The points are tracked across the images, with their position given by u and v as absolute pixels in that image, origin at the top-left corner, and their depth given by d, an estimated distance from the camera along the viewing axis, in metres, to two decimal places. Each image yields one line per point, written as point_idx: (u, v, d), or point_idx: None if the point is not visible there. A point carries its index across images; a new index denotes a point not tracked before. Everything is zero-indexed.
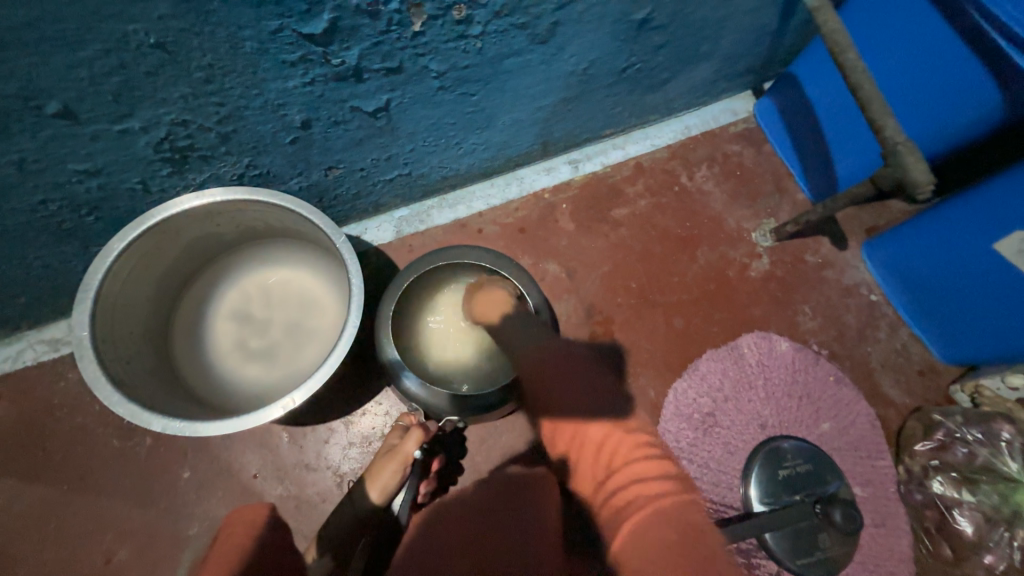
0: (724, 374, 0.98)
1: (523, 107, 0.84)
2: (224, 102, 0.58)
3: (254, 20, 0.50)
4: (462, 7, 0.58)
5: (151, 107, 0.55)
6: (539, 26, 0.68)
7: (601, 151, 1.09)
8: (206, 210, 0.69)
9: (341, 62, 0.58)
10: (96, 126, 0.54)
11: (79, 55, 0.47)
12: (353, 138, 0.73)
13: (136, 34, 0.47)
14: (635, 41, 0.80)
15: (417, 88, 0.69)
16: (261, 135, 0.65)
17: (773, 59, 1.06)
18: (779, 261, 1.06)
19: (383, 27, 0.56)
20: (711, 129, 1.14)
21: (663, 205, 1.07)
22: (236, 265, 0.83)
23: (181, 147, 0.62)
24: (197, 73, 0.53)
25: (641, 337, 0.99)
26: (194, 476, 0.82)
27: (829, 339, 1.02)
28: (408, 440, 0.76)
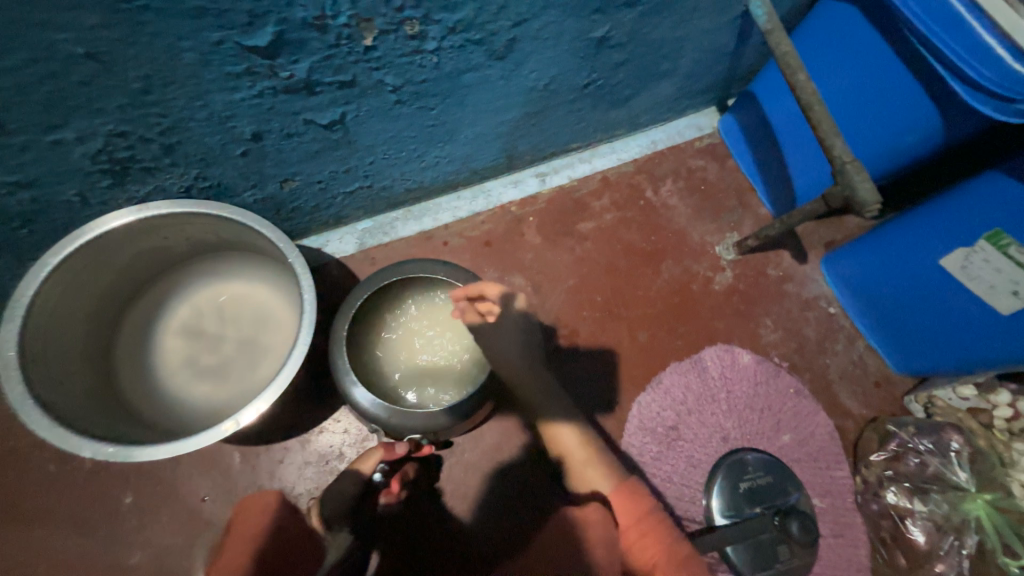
0: (688, 388, 0.98)
1: (486, 121, 0.84)
2: (166, 113, 0.56)
3: (193, 31, 0.48)
4: (415, 23, 0.59)
5: (85, 116, 0.53)
6: (496, 43, 0.68)
7: (568, 165, 1.10)
8: (150, 225, 0.66)
9: (290, 74, 0.58)
10: (27, 136, 0.52)
11: (3, 64, 0.45)
12: (308, 151, 0.72)
13: (65, 43, 0.45)
14: (594, 59, 0.82)
15: (374, 102, 0.68)
16: (209, 147, 0.63)
17: (733, 79, 1.09)
18: (742, 275, 1.08)
19: (333, 41, 0.56)
20: (676, 144, 1.16)
21: (629, 219, 1.09)
22: (189, 279, 0.80)
23: (120, 158, 0.60)
24: (134, 84, 0.52)
25: (607, 350, 0.99)
26: (137, 501, 0.78)
27: (790, 351, 1.04)
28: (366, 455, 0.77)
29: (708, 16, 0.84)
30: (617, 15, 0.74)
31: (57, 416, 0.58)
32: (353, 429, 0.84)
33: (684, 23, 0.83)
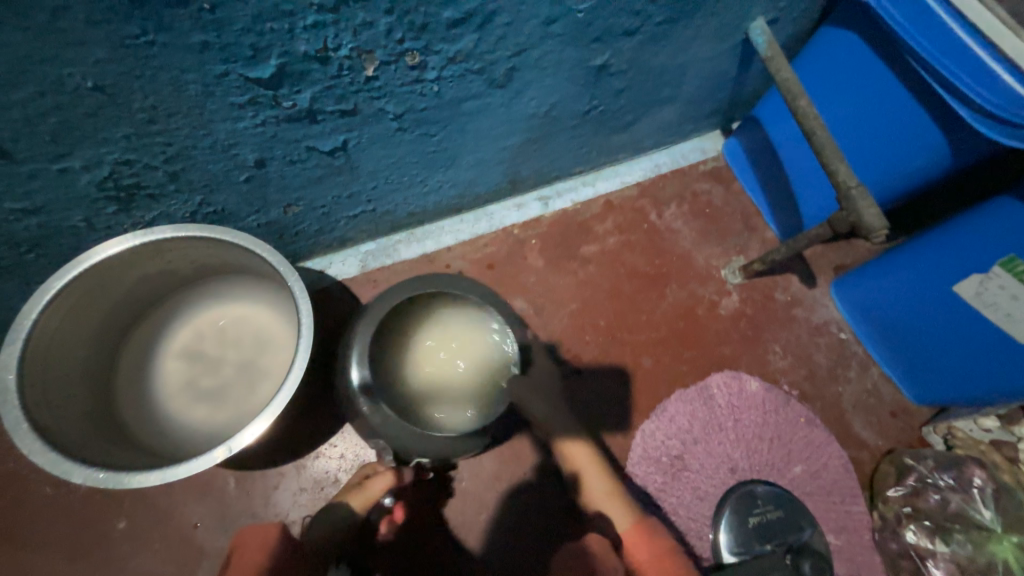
0: (694, 415, 0.95)
1: (488, 146, 0.85)
2: (171, 142, 0.58)
3: (198, 64, 0.50)
4: (416, 54, 0.60)
5: (92, 145, 0.54)
6: (496, 71, 0.69)
7: (571, 189, 1.10)
8: (153, 249, 0.67)
9: (292, 104, 0.59)
10: (35, 165, 0.53)
11: (12, 98, 0.46)
12: (311, 177, 0.73)
13: (73, 77, 0.47)
14: (594, 86, 0.83)
15: (375, 129, 0.69)
16: (213, 174, 0.65)
17: (736, 104, 1.10)
18: (748, 299, 1.06)
19: (335, 71, 0.57)
20: (680, 168, 1.16)
21: (632, 242, 1.08)
22: (192, 302, 0.81)
23: (126, 185, 0.61)
24: (139, 114, 0.53)
25: (610, 376, 0.97)
26: (130, 528, 0.77)
27: (800, 378, 1.01)
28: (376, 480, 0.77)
29: (707, 43, 0.84)
30: (615, 43, 0.75)
31: (50, 441, 0.58)
32: (349, 455, 0.83)
33: (683, 50, 0.83)
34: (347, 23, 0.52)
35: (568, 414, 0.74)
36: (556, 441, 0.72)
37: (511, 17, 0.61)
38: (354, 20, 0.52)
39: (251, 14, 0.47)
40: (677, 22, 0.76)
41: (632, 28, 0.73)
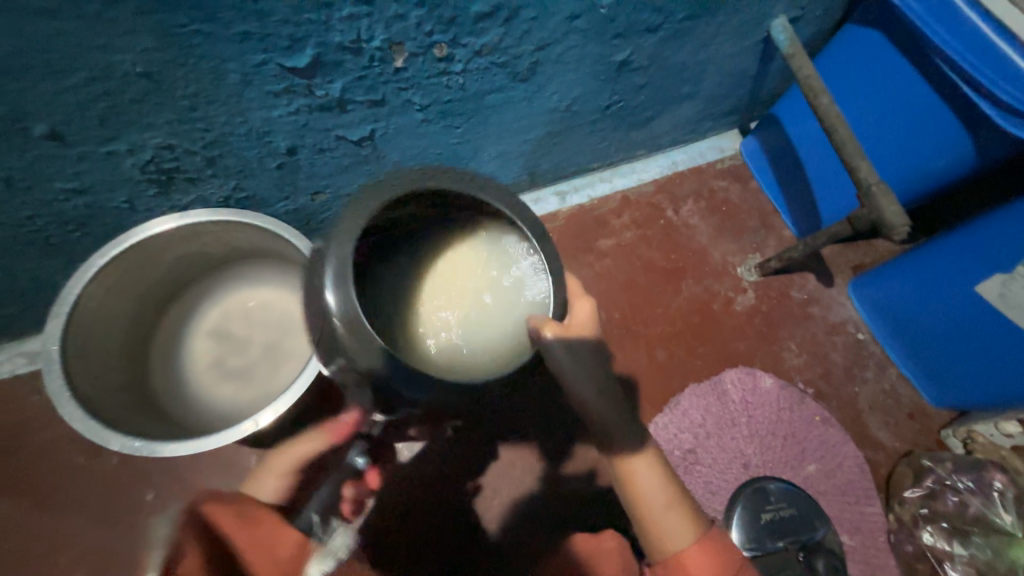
0: (707, 410, 0.96)
1: (509, 139, 0.87)
2: (209, 128, 0.60)
3: (238, 54, 0.53)
4: (443, 46, 0.62)
5: (138, 130, 0.57)
6: (519, 65, 0.71)
7: (588, 184, 1.11)
8: (189, 231, 0.70)
9: (325, 94, 0.61)
10: (85, 147, 0.57)
11: (68, 82, 0.49)
12: (338, 165, 0.75)
13: (124, 64, 0.50)
14: (614, 81, 0.84)
15: (402, 120, 0.72)
16: (247, 160, 0.68)
17: (756, 102, 1.10)
18: (765, 297, 1.06)
19: (366, 62, 0.60)
20: (697, 165, 1.16)
21: (648, 238, 1.09)
22: (221, 285, 0.84)
23: (167, 170, 0.64)
24: (182, 101, 0.56)
25: (624, 369, 0.98)
26: (157, 498, 0.80)
27: (815, 377, 1.00)
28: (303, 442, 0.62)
29: (728, 39, 0.85)
30: (637, 39, 0.76)
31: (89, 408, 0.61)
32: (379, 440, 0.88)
33: (704, 46, 0.84)
34: (381, 15, 0.55)
35: (607, 387, 0.55)
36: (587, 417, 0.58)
37: (535, 11, 0.63)
38: (387, 13, 0.55)
39: (291, 5, 0.50)
40: (698, 18, 0.77)
41: (653, 23, 0.74)
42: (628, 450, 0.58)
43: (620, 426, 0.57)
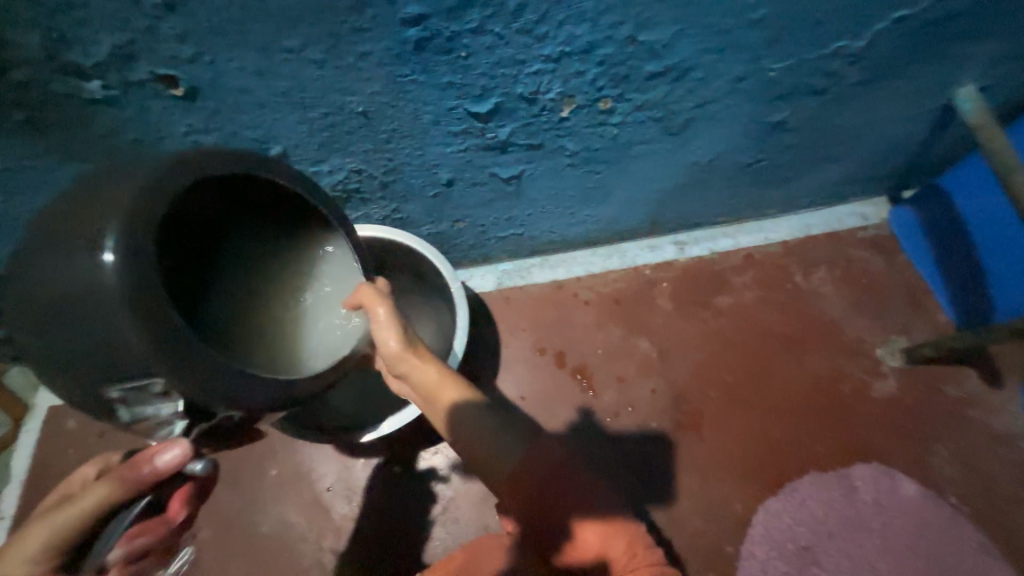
0: (831, 506, 0.85)
1: (641, 188, 0.87)
2: (394, 158, 0.69)
3: (437, 99, 0.60)
4: (608, 101, 0.65)
5: (341, 155, 0.67)
6: (673, 120, 0.72)
7: (710, 237, 1.06)
8: (379, 242, 0.82)
9: (493, 136, 0.67)
10: (299, 167, 0.67)
11: (307, 115, 0.59)
12: (483, 198, 0.81)
13: (351, 103, 0.58)
14: (764, 141, 0.81)
15: (550, 163, 0.75)
16: (412, 186, 0.75)
17: (916, 169, 1.00)
18: (909, 387, 0.94)
19: (536, 111, 0.64)
20: (835, 232, 1.07)
21: (772, 301, 1.01)
22: (412, 308, 0.93)
23: (349, 189, 0.74)
24: (381, 134, 0.64)
25: (733, 440, 0.90)
26: (279, 474, 0.87)
27: (971, 493, 0.86)
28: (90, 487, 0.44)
29: (899, 105, 0.79)
30: (799, 101, 0.74)
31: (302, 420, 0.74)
32: (455, 453, 0.89)
33: (870, 112, 0.80)
34: (562, 72, 0.59)
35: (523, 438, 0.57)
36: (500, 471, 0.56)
37: (703, 73, 0.64)
38: (569, 70, 0.59)
39: (492, 61, 0.56)
40: (872, 83, 0.73)
41: (822, 87, 0.72)
42: (458, 413, 0.58)
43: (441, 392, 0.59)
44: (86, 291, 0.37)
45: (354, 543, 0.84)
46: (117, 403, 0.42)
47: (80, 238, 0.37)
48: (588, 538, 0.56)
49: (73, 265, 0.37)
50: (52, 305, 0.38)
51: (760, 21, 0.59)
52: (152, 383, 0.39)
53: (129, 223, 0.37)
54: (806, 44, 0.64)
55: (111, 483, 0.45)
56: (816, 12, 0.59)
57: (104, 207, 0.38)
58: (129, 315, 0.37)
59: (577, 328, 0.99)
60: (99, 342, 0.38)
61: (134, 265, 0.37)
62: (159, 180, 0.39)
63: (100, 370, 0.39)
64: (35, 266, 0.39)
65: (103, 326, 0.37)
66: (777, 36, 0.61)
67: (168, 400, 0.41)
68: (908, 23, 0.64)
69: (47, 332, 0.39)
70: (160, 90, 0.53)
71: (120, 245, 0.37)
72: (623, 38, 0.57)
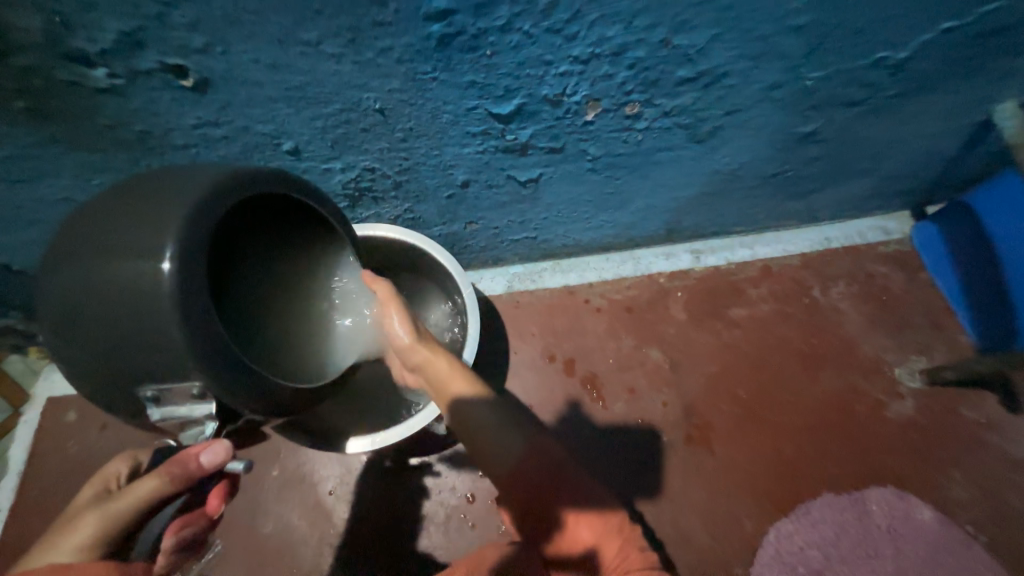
0: (842, 529, 0.83)
1: (661, 195, 0.84)
2: (408, 157, 0.66)
3: (457, 98, 0.57)
4: (635, 105, 0.62)
5: (354, 153, 0.64)
6: (701, 128, 0.69)
7: (727, 247, 1.03)
8: (385, 243, 0.79)
9: (514, 138, 0.64)
10: (310, 163, 0.65)
11: (322, 111, 0.57)
12: (498, 201, 0.78)
13: (368, 100, 0.56)
14: (792, 152, 0.78)
15: (570, 167, 0.72)
16: (426, 187, 0.73)
17: (944, 184, 0.97)
18: (927, 409, 0.91)
19: (559, 114, 0.61)
20: (856, 245, 1.04)
21: (789, 315, 0.99)
22: (422, 311, 0.90)
23: (361, 188, 0.72)
24: (398, 133, 0.61)
25: (744, 458, 0.88)
26: (280, 476, 0.86)
27: (989, 522, 0.83)
28: (138, 481, 0.44)
29: (935, 119, 0.76)
30: (833, 112, 0.71)
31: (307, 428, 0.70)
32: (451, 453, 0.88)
33: (903, 125, 0.76)
34: (590, 74, 0.56)
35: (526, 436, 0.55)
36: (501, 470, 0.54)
37: (736, 79, 0.62)
38: (598, 72, 0.56)
39: (518, 61, 0.53)
40: (909, 95, 0.70)
41: (857, 98, 0.69)
42: (465, 407, 0.57)
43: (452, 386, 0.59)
44: (136, 296, 0.38)
45: (354, 549, 0.82)
46: (149, 402, 0.42)
47: (132, 244, 0.39)
48: (583, 536, 0.54)
49: (124, 269, 0.39)
50: (96, 305, 0.39)
51: (800, 27, 0.56)
52: (190, 385, 0.40)
53: (186, 237, 0.39)
54: (846, 53, 0.61)
55: (157, 479, 0.44)
56: (861, 19, 0.56)
57: (160, 217, 0.39)
58: (174, 317, 0.39)
59: (588, 336, 0.96)
60: (143, 344, 0.39)
61: (187, 277, 0.39)
62: (212, 197, 0.41)
63: (139, 370, 0.40)
64: (79, 264, 0.39)
65: (149, 330, 0.39)
66: (816, 44, 0.58)
67: (202, 403, 0.42)
68: (955, 33, 0.61)
69: (85, 330, 0.40)
70: (169, 80, 0.50)
71: (177, 256, 0.39)
72: (656, 40, 0.54)
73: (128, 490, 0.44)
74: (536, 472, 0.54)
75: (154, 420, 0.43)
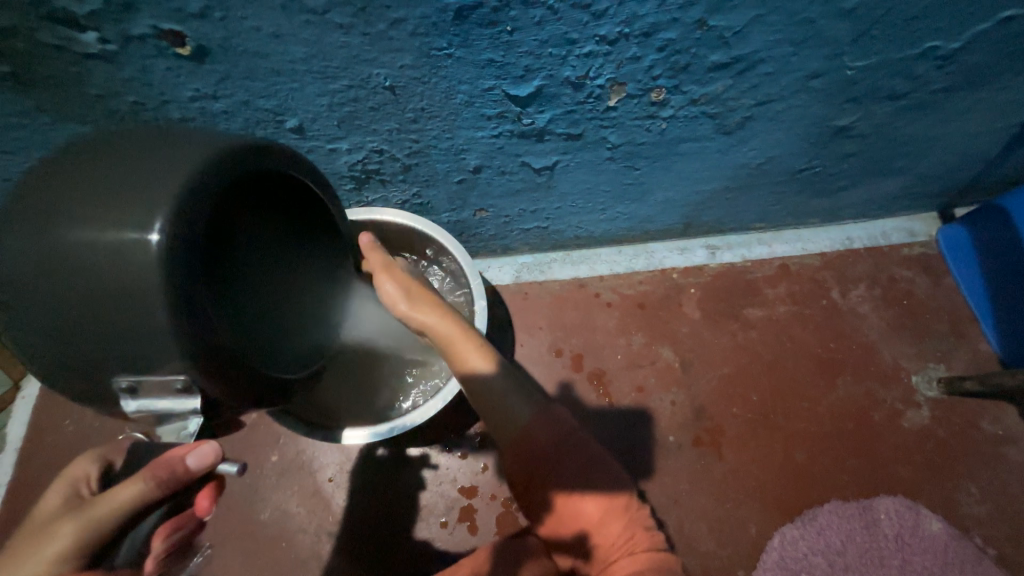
0: (850, 537, 0.82)
1: (681, 188, 0.80)
2: (419, 139, 0.62)
3: (473, 77, 0.53)
4: (662, 91, 0.58)
5: (362, 133, 0.61)
6: (730, 118, 0.65)
7: (745, 243, 0.99)
8: (402, 230, 0.76)
9: (531, 122, 0.60)
10: (315, 142, 0.61)
11: (328, 87, 0.53)
12: (511, 188, 0.75)
13: (378, 76, 0.52)
14: (823, 146, 0.74)
15: (588, 155, 0.69)
16: (437, 171, 0.69)
17: (978, 185, 0.92)
18: (943, 419, 0.88)
19: (581, 98, 0.57)
20: (879, 247, 1.00)
21: (806, 317, 0.95)
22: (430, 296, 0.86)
23: (368, 170, 0.68)
24: (408, 113, 0.58)
25: (752, 462, 0.86)
26: (279, 462, 0.85)
27: (1001, 537, 0.82)
28: (120, 487, 0.42)
29: (978, 117, 0.72)
30: (872, 105, 0.66)
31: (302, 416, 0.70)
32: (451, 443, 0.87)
33: (945, 122, 0.72)
34: (617, 56, 0.52)
35: (531, 406, 0.55)
36: (512, 441, 0.54)
37: (774, 67, 0.57)
38: (624, 54, 0.52)
39: (541, 38, 0.49)
40: (956, 90, 0.66)
41: (900, 91, 0.64)
42: (477, 380, 0.57)
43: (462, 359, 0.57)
44: (118, 269, 0.35)
45: (351, 539, 0.81)
46: (124, 392, 0.38)
47: (118, 209, 0.35)
48: (588, 511, 0.53)
49: (106, 237, 0.35)
50: (71, 271, 0.35)
51: (850, 11, 0.51)
52: (174, 379, 0.37)
53: (181, 212, 0.35)
54: (896, 40, 0.56)
55: (139, 483, 0.41)
56: (918, 4, 0.52)
57: (154, 184, 0.36)
58: (163, 297, 0.35)
59: (597, 331, 0.94)
60: (122, 324, 0.35)
61: (178, 257, 0.35)
62: (210, 170, 0.37)
63: (115, 351, 0.36)
64: (51, 222, 0.35)
65: (130, 310, 0.35)
66: (865, 30, 0.54)
67: (185, 397, 0.39)
68: (1016, 23, 0.56)
69: (52, 299, 0.36)
70: (164, 47, 0.47)
71: (175, 233, 0.35)
72: (692, 20, 0.49)
73: (107, 496, 0.42)
74: (546, 445, 0.53)
75: (129, 411, 0.40)
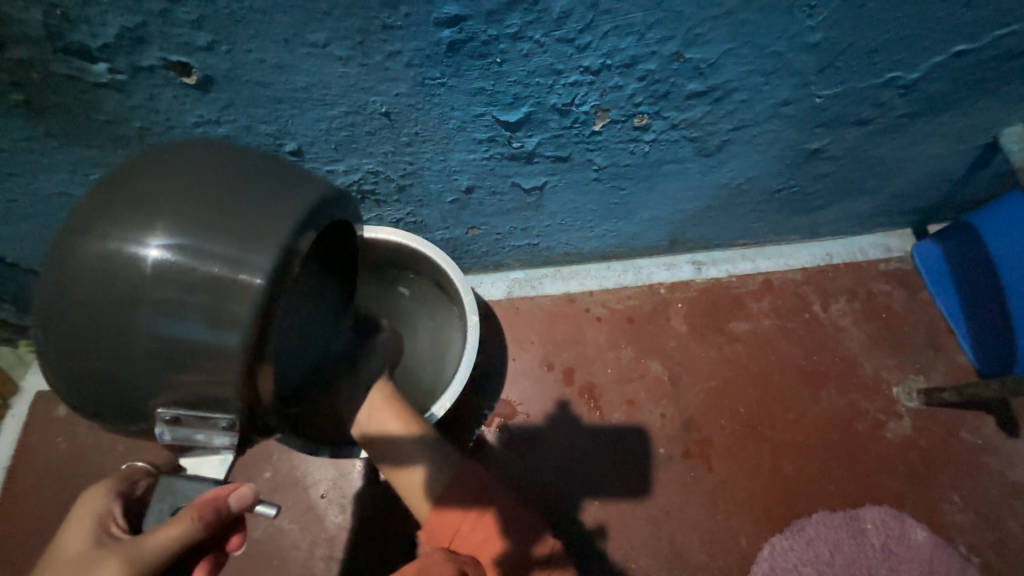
0: (838, 547, 0.83)
1: (666, 206, 0.83)
2: (413, 162, 0.65)
3: (465, 105, 0.56)
4: (644, 117, 0.62)
5: (359, 156, 0.63)
6: (709, 141, 0.68)
7: (730, 259, 1.03)
8: (403, 248, 0.79)
9: (521, 145, 0.63)
10: (313, 164, 0.64)
11: (328, 113, 0.56)
12: (502, 207, 0.77)
13: (374, 104, 0.55)
14: (799, 167, 0.78)
15: (576, 176, 0.72)
16: (431, 192, 0.72)
17: (948, 203, 0.96)
18: (924, 429, 0.91)
19: (567, 123, 0.61)
20: (857, 262, 1.04)
21: (789, 330, 0.98)
22: (425, 310, 0.88)
23: (364, 190, 0.71)
24: (403, 137, 0.60)
25: (741, 473, 0.87)
26: (273, 477, 0.85)
27: (984, 545, 0.83)
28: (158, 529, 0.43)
29: (942, 141, 0.76)
30: (842, 130, 0.70)
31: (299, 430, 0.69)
32: None
33: (911, 145, 0.76)
34: (600, 85, 0.56)
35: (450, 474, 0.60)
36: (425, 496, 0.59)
37: (748, 95, 0.61)
38: (607, 83, 0.56)
39: (529, 69, 0.52)
40: (918, 116, 0.70)
41: (868, 117, 0.68)
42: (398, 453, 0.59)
43: (385, 425, 0.59)
44: (207, 295, 0.37)
45: (345, 555, 0.81)
46: (163, 425, 0.41)
47: (216, 238, 0.37)
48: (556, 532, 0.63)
49: (203, 269, 0.37)
50: (156, 291, 0.37)
51: (815, 45, 0.55)
52: (219, 418, 0.40)
53: (279, 260, 0.37)
54: (859, 71, 0.60)
55: (183, 525, 0.43)
56: (876, 39, 0.56)
57: (257, 224, 0.37)
58: (239, 330, 0.37)
59: (587, 346, 0.96)
60: (199, 348, 0.37)
61: (270, 300, 0.37)
62: (307, 221, 0.39)
63: (184, 370, 0.38)
64: (144, 233, 0.37)
65: (211, 338, 0.37)
66: (830, 61, 0.58)
67: (226, 434, 0.42)
68: (967, 58, 0.60)
69: (131, 308, 0.37)
70: (171, 77, 0.49)
71: (269, 278, 0.37)
72: (669, 53, 0.53)
73: (147, 537, 0.42)
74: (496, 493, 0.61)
75: (164, 440, 0.42)
